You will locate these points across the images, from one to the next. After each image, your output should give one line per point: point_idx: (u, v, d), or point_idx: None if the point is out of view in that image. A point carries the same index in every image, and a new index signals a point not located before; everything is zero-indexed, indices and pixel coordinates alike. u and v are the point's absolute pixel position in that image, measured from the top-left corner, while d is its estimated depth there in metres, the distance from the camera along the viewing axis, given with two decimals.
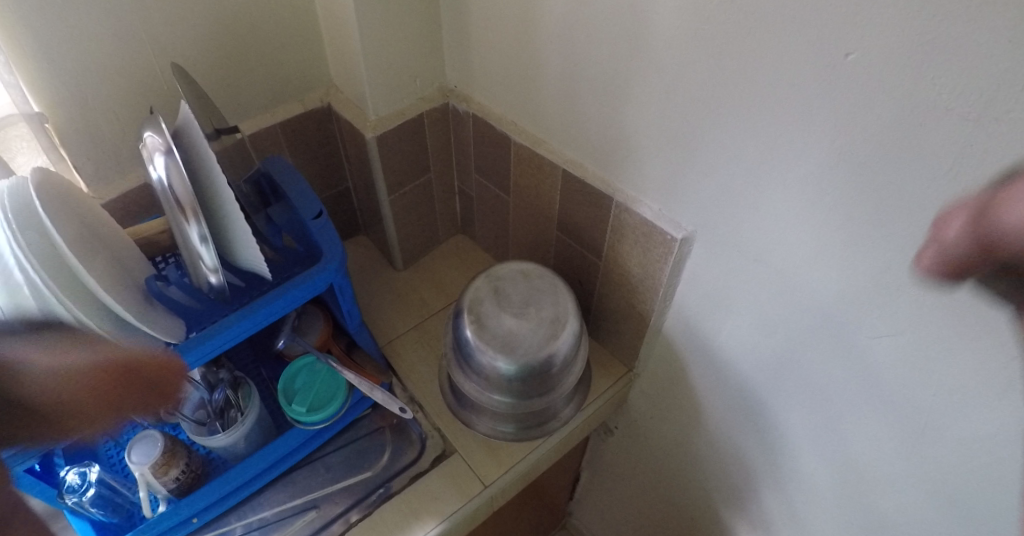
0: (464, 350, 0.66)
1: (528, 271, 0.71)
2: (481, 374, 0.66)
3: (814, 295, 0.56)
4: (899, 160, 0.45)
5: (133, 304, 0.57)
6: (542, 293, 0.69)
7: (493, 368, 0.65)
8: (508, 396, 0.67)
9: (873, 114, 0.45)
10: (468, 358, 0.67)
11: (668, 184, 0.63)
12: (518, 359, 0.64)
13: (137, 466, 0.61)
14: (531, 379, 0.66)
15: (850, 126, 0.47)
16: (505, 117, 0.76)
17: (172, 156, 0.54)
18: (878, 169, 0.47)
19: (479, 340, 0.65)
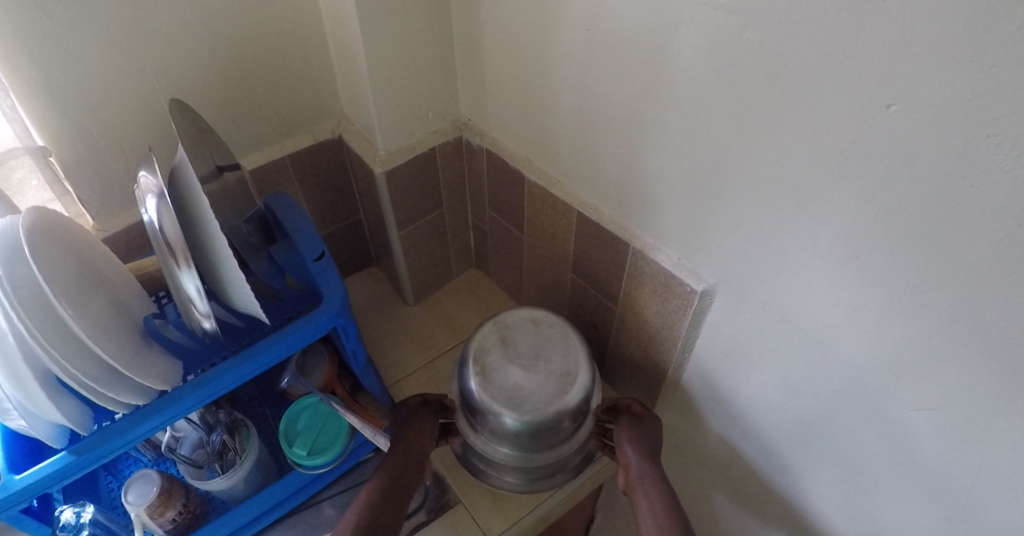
0: (469, 405, 0.64)
1: (538, 319, 0.68)
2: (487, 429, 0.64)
3: (846, 367, 0.51)
4: (946, 228, 0.40)
5: (127, 346, 0.56)
6: (552, 343, 0.66)
7: (498, 425, 0.62)
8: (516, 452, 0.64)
9: (914, 178, 0.40)
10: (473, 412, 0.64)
11: (688, 234, 0.58)
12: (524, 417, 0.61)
13: (133, 507, 0.61)
14: (540, 437, 0.63)
15: (887, 193, 0.42)
16: (519, 152, 0.73)
17: (164, 199, 0.52)
18: (919, 238, 0.42)
19: (483, 395, 0.62)
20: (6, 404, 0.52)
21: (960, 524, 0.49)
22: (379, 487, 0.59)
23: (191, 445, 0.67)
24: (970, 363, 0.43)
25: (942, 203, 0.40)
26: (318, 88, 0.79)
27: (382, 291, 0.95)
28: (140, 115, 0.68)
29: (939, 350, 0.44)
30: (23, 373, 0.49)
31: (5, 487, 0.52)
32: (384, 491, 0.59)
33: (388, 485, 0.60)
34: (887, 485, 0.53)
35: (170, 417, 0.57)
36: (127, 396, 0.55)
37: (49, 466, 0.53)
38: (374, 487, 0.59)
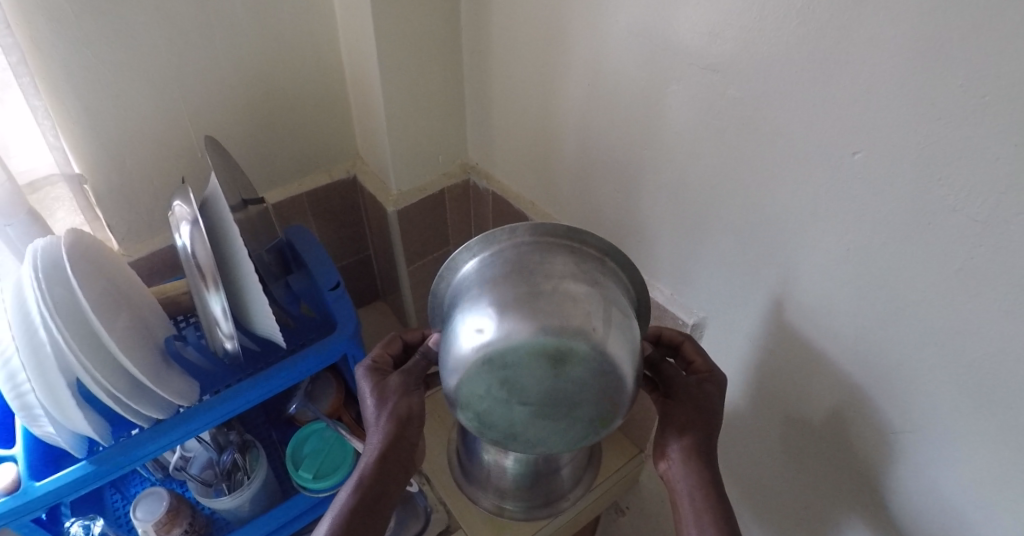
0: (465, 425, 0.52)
1: (559, 349, 0.43)
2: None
3: (829, 394, 0.55)
4: (909, 263, 0.44)
5: (149, 363, 0.59)
6: (582, 386, 0.44)
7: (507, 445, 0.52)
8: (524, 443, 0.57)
9: (879, 218, 0.45)
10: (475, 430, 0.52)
11: (680, 270, 0.63)
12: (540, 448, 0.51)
13: (140, 523, 0.64)
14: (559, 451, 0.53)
15: (857, 231, 0.47)
16: (523, 193, 0.78)
17: (197, 225, 0.56)
18: (886, 273, 0.46)
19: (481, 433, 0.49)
20: (36, 410, 0.55)
21: None
22: (356, 492, 0.54)
23: (201, 465, 0.70)
24: (938, 388, 0.46)
25: (905, 240, 0.44)
26: (337, 131, 0.84)
27: (389, 325, 0.98)
28: (171, 150, 0.74)
29: (912, 376, 0.48)
30: (55, 381, 0.52)
31: (26, 493, 0.55)
32: (362, 495, 0.54)
33: (366, 488, 0.54)
34: (869, 509, 0.56)
35: (184, 434, 0.60)
36: (148, 409, 0.59)
37: (69, 475, 0.56)
38: (349, 492, 0.54)
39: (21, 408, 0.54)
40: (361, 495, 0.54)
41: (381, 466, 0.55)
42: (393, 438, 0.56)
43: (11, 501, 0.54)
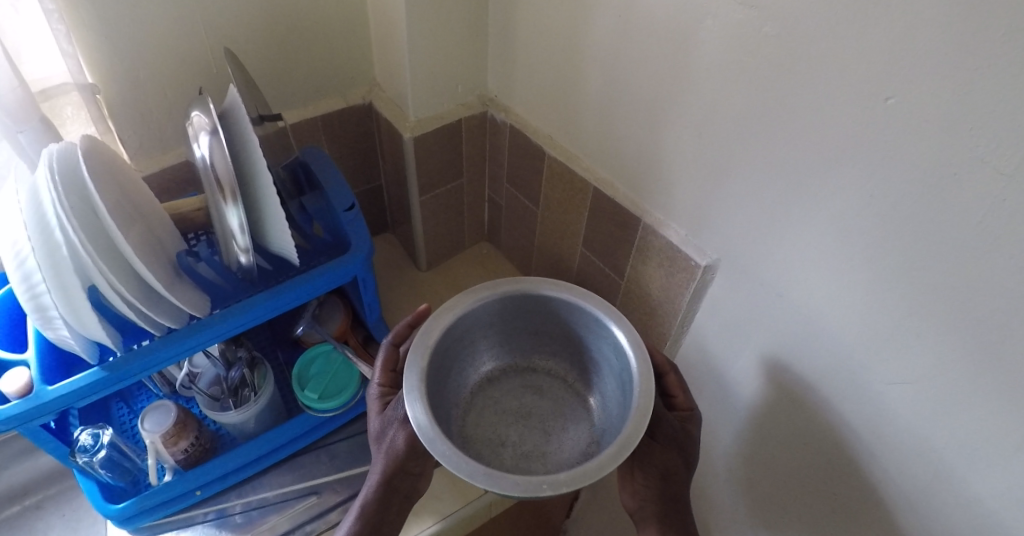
0: (464, 396, 0.70)
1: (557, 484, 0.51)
2: (482, 389, 0.71)
3: (834, 340, 0.55)
4: (930, 212, 0.44)
5: (162, 275, 0.60)
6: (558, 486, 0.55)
7: (499, 397, 0.71)
8: (512, 374, 0.72)
9: (905, 164, 0.44)
10: (475, 397, 0.70)
11: (697, 211, 0.62)
12: (528, 400, 0.71)
13: (149, 434, 0.65)
14: (545, 385, 0.72)
15: (880, 176, 0.46)
16: (541, 130, 0.78)
17: (217, 136, 0.55)
18: (905, 222, 0.46)
19: (476, 416, 0.69)
20: (50, 313, 0.55)
21: (925, 497, 0.52)
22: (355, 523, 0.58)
23: (208, 381, 0.71)
24: (943, 340, 0.46)
25: (929, 189, 0.44)
26: (355, 56, 0.82)
27: (397, 258, 0.99)
28: (186, 64, 0.72)
29: (919, 326, 0.48)
30: (71, 284, 0.52)
31: (39, 398, 0.55)
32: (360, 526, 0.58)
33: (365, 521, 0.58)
34: (855, 458, 0.57)
35: (197, 345, 0.61)
36: (162, 319, 0.59)
37: (82, 380, 0.56)
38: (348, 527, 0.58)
39: (37, 310, 0.55)
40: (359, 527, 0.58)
41: (383, 499, 0.59)
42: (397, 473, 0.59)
43: (24, 404, 0.55)
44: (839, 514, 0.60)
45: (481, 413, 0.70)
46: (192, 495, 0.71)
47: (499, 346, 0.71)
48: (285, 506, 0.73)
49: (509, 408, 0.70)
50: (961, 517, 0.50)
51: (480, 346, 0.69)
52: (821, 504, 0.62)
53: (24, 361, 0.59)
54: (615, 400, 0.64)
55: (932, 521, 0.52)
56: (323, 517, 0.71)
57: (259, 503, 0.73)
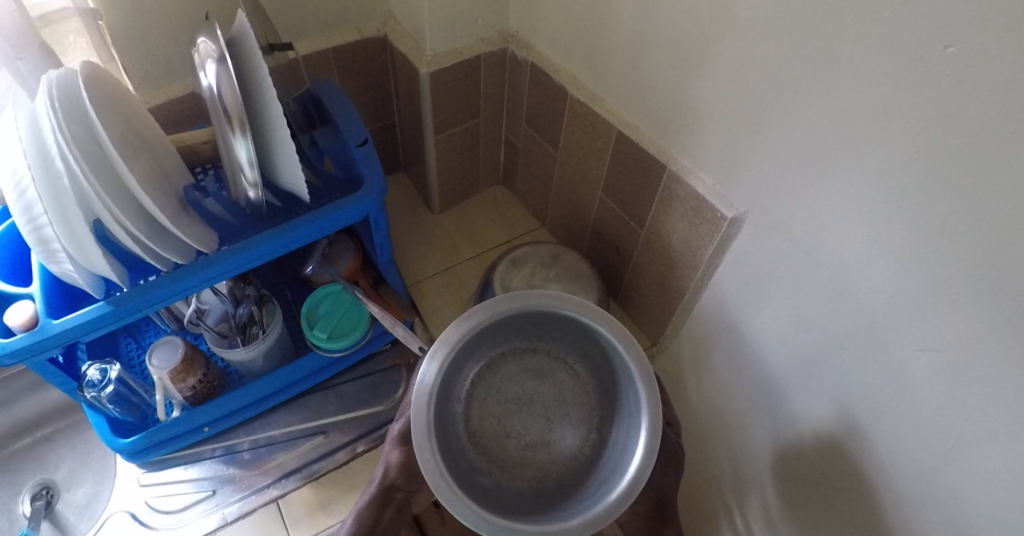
0: (463, 388, 0.63)
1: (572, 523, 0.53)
2: (481, 375, 0.63)
3: (861, 301, 0.52)
4: (981, 171, 0.41)
5: (168, 210, 0.58)
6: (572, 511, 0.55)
7: (500, 384, 0.63)
8: (512, 354, 0.64)
9: (958, 116, 0.41)
10: (474, 386, 0.63)
11: (728, 160, 0.59)
12: (529, 384, 0.64)
13: (156, 370, 0.65)
14: (547, 365, 0.64)
15: (929, 129, 0.43)
16: (564, 69, 0.74)
17: (224, 64, 0.51)
18: (951, 180, 0.43)
19: (479, 406, 0.63)
20: (53, 247, 0.53)
21: (937, 470, 0.50)
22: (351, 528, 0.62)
23: (217, 317, 0.70)
24: (979, 309, 0.44)
25: (983, 146, 0.40)
26: None
27: (410, 199, 0.97)
28: None
29: (954, 292, 0.45)
30: (74, 217, 0.50)
31: (44, 331, 0.54)
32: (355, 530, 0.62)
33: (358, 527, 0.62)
34: (870, 425, 0.55)
35: (205, 281, 0.59)
36: (168, 253, 0.57)
37: (87, 313, 0.55)
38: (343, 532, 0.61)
39: (38, 243, 0.52)
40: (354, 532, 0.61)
41: (380, 508, 0.63)
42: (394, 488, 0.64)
43: (29, 337, 0.53)
44: (843, 480, 0.59)
45: (483, 403, 0.63)
46: (199, 432, 0.71)
47: (497, 331, 0.62)
48: (292, 445, 0.73)
49: (510, 394, 0.63)
50: (973, 492, 0.48)
51: (475, 339, 0.61)
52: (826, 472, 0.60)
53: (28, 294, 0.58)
54: (629, 400, 0.58)
55: (941, 494, 0.51)
56: (331, 457, 0.72)
57: (267, 441, 0.73)
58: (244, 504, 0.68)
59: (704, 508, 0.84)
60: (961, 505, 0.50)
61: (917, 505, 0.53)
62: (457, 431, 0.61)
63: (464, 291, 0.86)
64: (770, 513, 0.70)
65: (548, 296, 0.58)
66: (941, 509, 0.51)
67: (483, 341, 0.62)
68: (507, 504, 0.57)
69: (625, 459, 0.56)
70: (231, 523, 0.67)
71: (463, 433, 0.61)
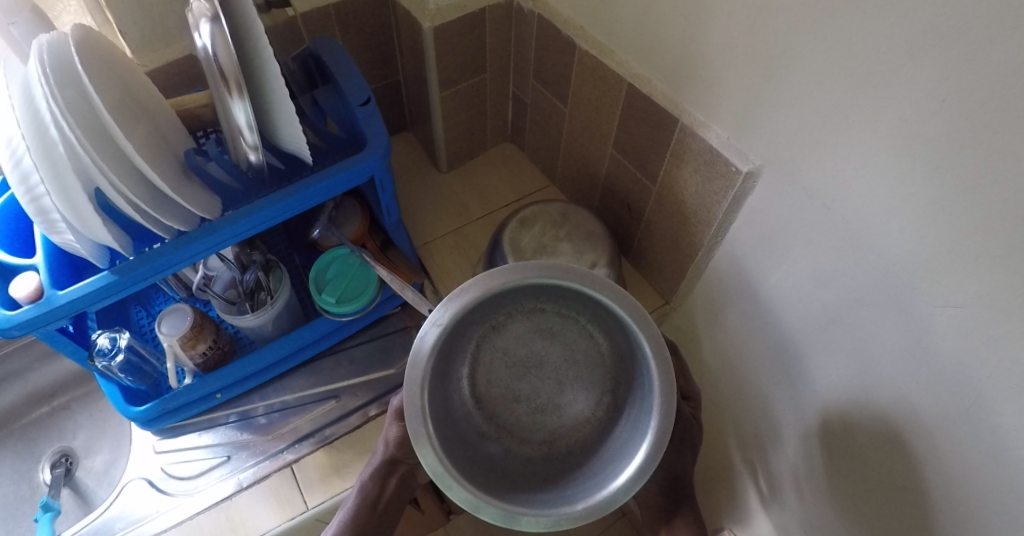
0: (466, 354, 0.61)
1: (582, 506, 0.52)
2: (486, 339, 0.61)
3: (883, 256, 0.50)
4: (1017, 118, 0.38)
5: (170, 176, 0.56)
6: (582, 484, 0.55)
7: (507, 344, 0.61)
8: (518, 316, 0.61)
9: (990, 60, 0.39)
10: (479, 350, 0.61)
11: (743, 111, 0.57)
12: (538, 345, 0.61)
13: (166, 337, 0.64)
14: (556, 326, 0.61)
15: (959, 74, 0.40)
16: (572, 20, 0.71)
17: (218, 24, 0.48)
18: (983, 128, 0.40)
19: (486, 369, 0.61)
20: (53, 216, 0.51)
21: (962, 424, 0.50)
22: (353, 507, 0.62)
23: (224, 284, 0.70)
24: (1007, 264, 0.42)
25: (1017, 90, 0.38)
26: None
27: (416, 160, 0.95)
28: None
29: (981, 245, 0.43)
30: (71, 186, 0.49)
31: (49, 302, 0.53)
32: (357, 510, 0.62)
33: (359, 507, 0.62)
34: (895, 381, 0.54)
35: (209, 247, 0.58)
36: (171, 221, 0.56)
37: (91, 283, 0.54)
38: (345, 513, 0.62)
39: (38, 213, 0.51)
40: (356, 512, 0.62)
41: (382, 485, 0.63)
42: (396, 464, 0.64)
43: (34, 309, 0.53)
44: (862, 434, 0.59)
45: (489, 366, 0.61)
46: (212, 398, 0.70)
47: (499, 298, 0.57)
48: (305, 410, 0.73)
49: (518, 357, 0.61)
50: (1000, 445, 0.47)
51: (476, 309, 0.57)
52: (852, 425, 0.60)
53: (32, 266, 0.57)
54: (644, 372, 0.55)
55: (963, 447, 0.50)
56: (345, 420, 0.72)
57: (281, 406, 0.73)
58: (259, 469, 0.68)
59: (720, 462, 0.84)
60: (986, 458, 0.49)
61: (939, 456, 0.52)
62: (463, 398, 0.60)
63: (474, 252, 0.85)
64: (793, 467, 0.70)
65: (555, 269, 0.51)
66: (961, 464, 0.51)
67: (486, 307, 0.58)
68: (514, 473, 0.57)
69: (638, 437, 0.55)
70: (247, 488, 0.67)
71: (469, 398, 0.61)
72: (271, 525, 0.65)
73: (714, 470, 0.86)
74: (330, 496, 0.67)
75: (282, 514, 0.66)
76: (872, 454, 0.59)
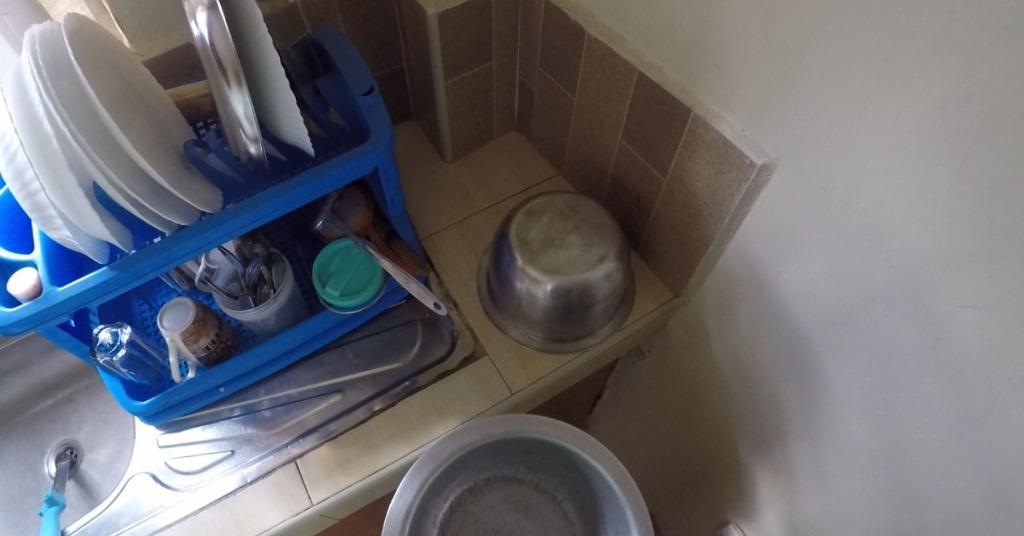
0: (444, 510, 0.75)
1: None
2: (465, 502, 0.76)
3: (900, 254, 0.49)
4: None
5: (169, 170, 0.55)
6: None
7: (479, 509, 0.76)
8: (497, 483, 0.77)
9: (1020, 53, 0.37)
10: (456, 511, 0.75)
11: (758, 101, 0.55)
12: (512, 517, 0.76)
13: (168, 331, 0.64)
14: (529, 500, 0.77)
15: (988, 67, 0.38)
16: (582, 6, 0.69)
17: (215, 12, 0.47)
18: (1009, 125, 0.39)
19: (456, 531, 0.75)
20: (49, 213, 0.50)
21: (977, 425, 0.48)
22: None
23: (226, 277, 0.69)
24: None
25: None
26: None
27: (421, 149, 0.94)
28: None
29: (1003, 246, 0.42)
30: (67, 180, 0.47)
31: (48, 299, 0.52)
32: None
33: None
34: (909, 382, 0.53)
35: (210, 242, 0.57)
36: (170, 215, 0.55)
37: (90, 279, 0.53)
38: None
39: (34, 210, 0.50)
40: None
41: None
42: None
43: (33, 306, 0.52)
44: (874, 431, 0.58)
45: (461, 528, 0.75)
46: (216, 392, 0.70)
47: (485, 464, 0.74)
48: (309, 404, 0.73)
49: (489, 525, 0.76)
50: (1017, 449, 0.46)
51: (466, 468, 0.73)
52: (865, 423, 0.59)
53: (30, 262, 0.56)
54: None
55: (979, 450, 0.49)
56: (351, 414, 0.71)
57: (285, 400, 0.73)
58: (263, 464, 0.68)
59: (728, 456, 0.84)
60: (1003, 462, 0.48)
61: (955, 458, 0.51)
62: None
63: (479, 244, 0.84)
64: (805, 464, 0.69)
65: (547, 425, 0.67)
66: (974, 466, 0.50)
67: (472, 469, 0.74)
68: None
69: None
70: (251, 483, 0.66)
71: None
72: (276, 521, 0.64)
73: (721, 465, 0.86)
74: (335, 493, 0.66)
75: (285, 510, 0.65)
76: (887, 454, 0.58)
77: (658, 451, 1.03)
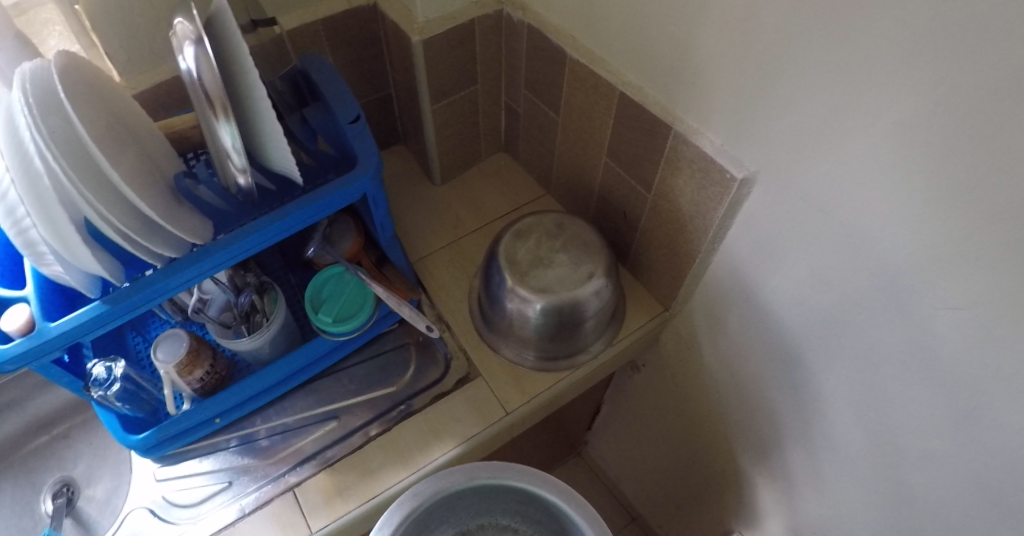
0: None
1: None
2: None
3: (880, 260, 0.50)
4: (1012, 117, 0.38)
5: (160, 203, 0.56)
6: None
7: None
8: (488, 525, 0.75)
9: (983, 62, 0.38)
10: None
11: (735, 116, 0.56)
12: None
13: (162, 364, 0.64)
14: None
15: (953, 75, 0.40)
16: (562, 29, 0.71)
17: (202, 46, 0.48)
18: (977, 130, 0.40)
19: None
20: (40, 249, 0.51)
21: (968, 425, 0.49)
22: None
23: (219, 307, 0.70)
24: (1008, 265, 0.42)
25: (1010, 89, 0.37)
26: None
27: (410, 173, 0.95)
28: None
29: (979, 248, 0.43)
30: (58, 216, 0.48)
31: (40, 334, 0.53)
32: None
33: None
34: (898, 385, 0.53)
35: (201, 272, 0.57)
36: (160, 248, 0.55)
37: (83, 313, 0.54)
38: None
39: (25, 246, 0.50)
40: None
41: None
42: None
43: (24, 342, 0.52)
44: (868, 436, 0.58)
45: None
46: (211, 423, 0.70)
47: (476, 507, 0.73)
48: (305, 431, 0.73)
49: None
50: (1008, 446, 0.47)
51: (456, 511, 0.72)
52: (859, 428, 0.59)
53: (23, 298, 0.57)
54: None
55: (972, 449, 0.50)
56: (347, 440, 0.71)
57: (281, 428, 0.73)
58: (261, 494, 0.68)
59: (727, 466, 0.84)
60: (996, 459, 0.48)
61: (948, 457, 0.52)
62: None
63: (470, 264, 0.84)
64: (804, 471, 0.69)
65: (532, 477, 0.65)
66: (968, 465, 0.50)
67: (464, 511, 0.73)
68: None
69: None
70: (249, 514, 0.66)
71: None
72: None
73: (721, 476, 0.86)
74: (333, 520, 0.65)
75: None
76: (883, 457, 0.58)
77: (658, 464, 1.03)
